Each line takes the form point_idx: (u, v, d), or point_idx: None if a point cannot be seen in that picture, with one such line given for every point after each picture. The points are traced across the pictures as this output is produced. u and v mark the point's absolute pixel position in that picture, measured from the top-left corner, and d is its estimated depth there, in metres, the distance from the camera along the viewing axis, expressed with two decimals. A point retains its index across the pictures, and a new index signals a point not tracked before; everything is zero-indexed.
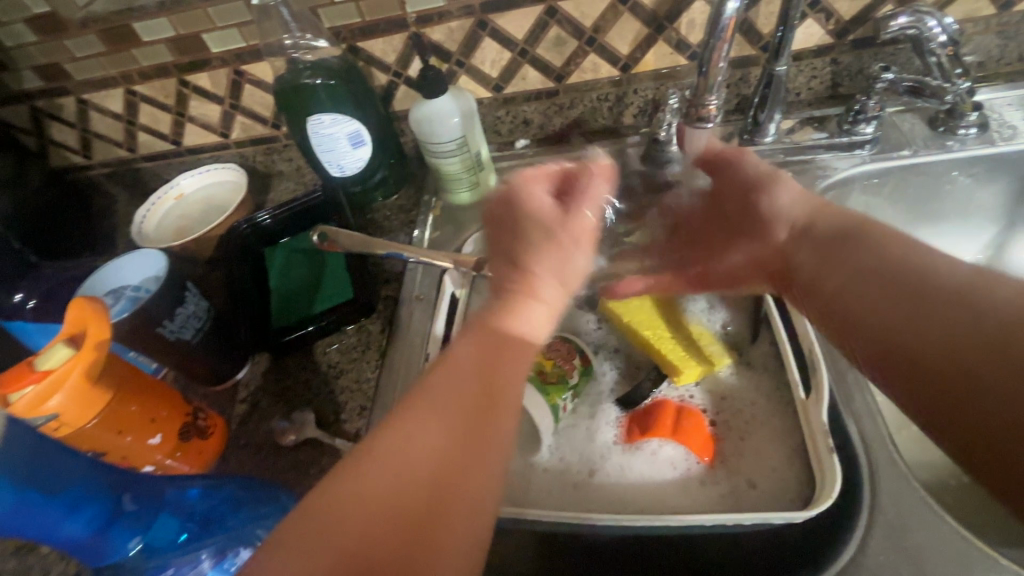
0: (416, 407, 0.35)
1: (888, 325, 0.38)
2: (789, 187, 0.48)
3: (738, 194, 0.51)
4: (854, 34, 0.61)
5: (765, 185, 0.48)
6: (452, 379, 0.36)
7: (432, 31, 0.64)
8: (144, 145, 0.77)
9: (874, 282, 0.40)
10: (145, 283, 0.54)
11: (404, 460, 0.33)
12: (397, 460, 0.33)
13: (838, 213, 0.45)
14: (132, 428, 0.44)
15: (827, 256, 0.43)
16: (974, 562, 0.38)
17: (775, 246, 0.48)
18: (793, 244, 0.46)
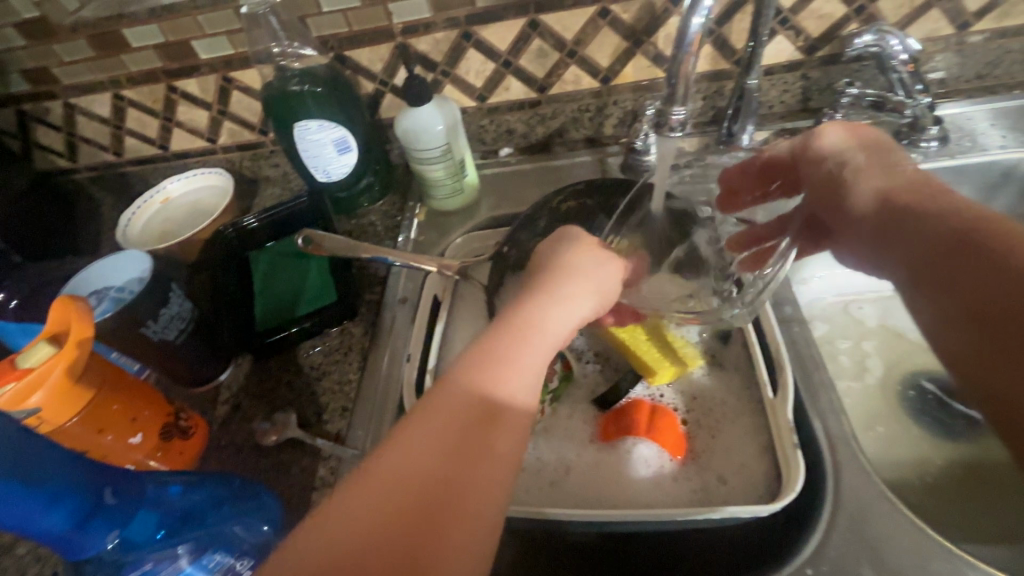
0: (399, 447, 0.32)
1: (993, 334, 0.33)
2: (869, 181, 0.44)
3: (818, 186, 0.48)
4: (822, 50, 0.64)
5: (845, 177, 0.46)
6: (441, 412, 0.34)
7: (418, 41, 0.65)
8: (131, 149, 0.78)
9: (959, 294, 0.35)
10: (129, 283, 0.54)
11: (379, 505, 0.30)
12: (371, 508, 0.30)
13: (936, 206, 0.40)
14: (113, 427, 0.44)
15: (915, 263, 0.39)
16: (931, 551, 0.40)
17: (870, 247, 0.43)
18: (884, 248, 0.42)
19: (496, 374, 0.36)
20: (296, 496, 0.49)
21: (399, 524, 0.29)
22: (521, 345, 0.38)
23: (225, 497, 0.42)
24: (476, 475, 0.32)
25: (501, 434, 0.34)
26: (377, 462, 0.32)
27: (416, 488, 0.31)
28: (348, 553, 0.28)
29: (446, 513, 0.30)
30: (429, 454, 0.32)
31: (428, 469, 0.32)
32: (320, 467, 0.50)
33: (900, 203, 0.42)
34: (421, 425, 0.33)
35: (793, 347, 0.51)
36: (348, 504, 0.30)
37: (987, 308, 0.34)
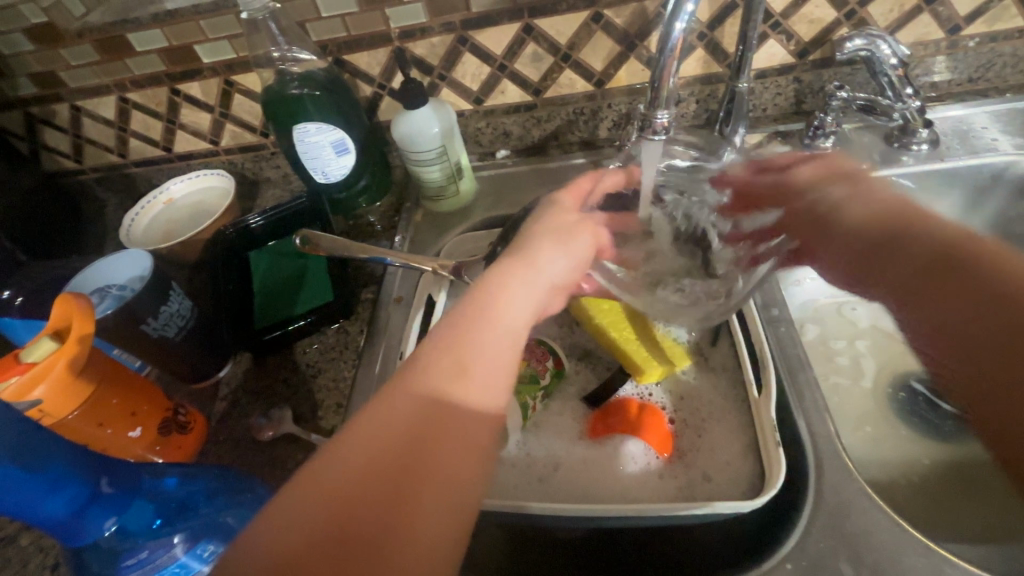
0: (379, 408, 0.36)
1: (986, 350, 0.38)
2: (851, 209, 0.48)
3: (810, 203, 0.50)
4: (814, 54, 0.65)
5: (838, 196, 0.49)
6: (416, 377, 0.37)
7: (414, 46, 0.67)
8: (135, 151, 0.79)
9: (957, 309, 0.40)
10: (130, 282, 0.56)
11: (355, 467, 0.33)
12: (348, 468, 0.33)
13: (921, 233, 0.43)
14: (112, 421, 0.46)
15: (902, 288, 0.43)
16: (908, 547, 0.40)
17: (854, 273, 0.47)
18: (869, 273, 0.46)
19: (467, 352, 0.38)
20: None
21: (369, 483, 0.33)
22: (494, 320, 0.40)
23: (220, 489, 0.43)
24: (445, 443, 0.35)
25: (466, 407, 0.37)
26: (354, 431, 0.35)
27: (389, 452, 0.34)
28: (324, 506, 0.32)
29: (415, 475, 0.33)
30: (400, 422, 0.35)
31: (397, 436, 0.34)
32: None
33: (880, 224, 0.45)
34: (396, 398, 0.36)
35: (779, 347, 0.52)
36: (328, 464, 0.33)
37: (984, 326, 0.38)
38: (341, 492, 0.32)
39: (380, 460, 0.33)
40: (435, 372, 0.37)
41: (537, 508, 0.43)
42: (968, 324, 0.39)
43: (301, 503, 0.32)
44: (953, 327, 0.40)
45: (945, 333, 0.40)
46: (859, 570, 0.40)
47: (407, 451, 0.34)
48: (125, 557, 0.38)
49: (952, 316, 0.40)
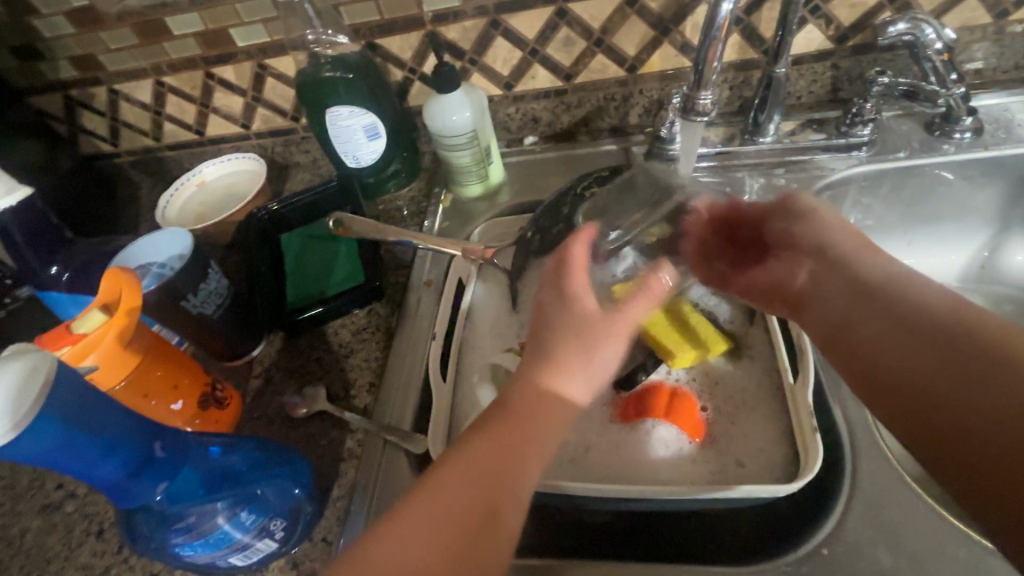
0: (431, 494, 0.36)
1: (922, 383, 0.35)
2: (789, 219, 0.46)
3: (767, 233, 0.48)
4: (854, 39, 0.64)
5: (800, 222, 0.46)
6: (466, 470, 0.37)
7: (447, 29, 0.67)
8: (170, 134, 0.81)
9: (910, 337, 0.37)
10: (169, 261, 0.57)
11: (417, 554, 0.34)
12: (411, 552, 0.34)
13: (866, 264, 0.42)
14: (156, 393, 0.47)
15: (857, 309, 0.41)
16: (947, 537, 0.40)
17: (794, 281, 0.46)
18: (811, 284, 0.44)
19: (534, 423, 0.39)
20: (327, 465, 0.51)
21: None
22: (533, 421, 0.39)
23: (261, 460, 0.44)
24: (500, 528, 0.36)
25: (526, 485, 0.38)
26: (416, 505, 0.36)
27: (452, 535, 0.35)
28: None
29: (474, 563, 0.34)
30: (468, 496, 0.36)
31: (460, 519, 0.35)
32: (348, 439, 0.52)
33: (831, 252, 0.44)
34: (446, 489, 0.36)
35: None
36: (389, 543, 0.34)
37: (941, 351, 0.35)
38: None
39: (446, 540, 0.35)
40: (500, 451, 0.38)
41: (583, 490, 0.43)
42: (906, 361, 0.37)
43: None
44: (894, 358, 0.38)
45: (885, 365, 0.38)
46: (897, 558, 0.40)
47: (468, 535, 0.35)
48: (174, 522, 0.40)
49: (886, 339, 0.38)
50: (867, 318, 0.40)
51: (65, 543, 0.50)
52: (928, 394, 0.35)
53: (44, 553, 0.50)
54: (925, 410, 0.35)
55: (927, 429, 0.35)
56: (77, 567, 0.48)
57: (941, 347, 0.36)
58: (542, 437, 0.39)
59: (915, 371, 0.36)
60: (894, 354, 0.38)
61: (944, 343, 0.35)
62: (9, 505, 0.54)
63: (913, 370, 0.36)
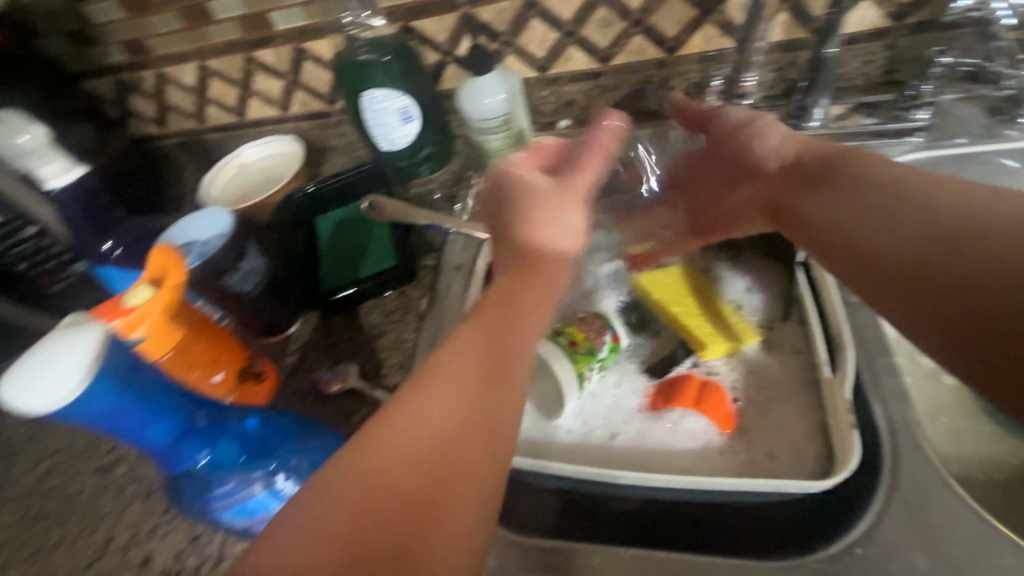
0: (431, 374, 0.34)
1: (908, 261, 0.35)
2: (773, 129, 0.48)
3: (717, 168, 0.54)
4: (914, 17, 0.59)
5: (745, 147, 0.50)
6: (464, 353, 0.35)
7: (482, 11, 0.66)
8: (212, 117, 0.83)
9: (884, 222, 0.37)
10: (212, 239, 0.57)
11: (426, 440, 0.31)
12: (432, 400, 0.33)
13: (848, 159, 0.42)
14: (200, 366, 0.49)
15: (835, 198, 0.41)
16: (991, 542, 0.39)
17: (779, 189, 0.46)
18: (782, 185, 0.46)
19: (522, 302, 0.39)
20: None
21: (410, 461, 0.30)
22: (521, 292, 0.40)
23: (297, 432, 0.46)
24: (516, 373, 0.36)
25: (528, 373, 0.36)
26: (419, 388, 0.33)
27: (451, 415, 0.32)
28: (417, 440, 0.31)
29: (468, 440, 0.32)
30: (466, 375, 0.34)
31: (462, 401, 0.33)
32: None
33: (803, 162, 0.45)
34: (442, 371, 0.34)
35: (856, 331, 0.50)
36: (411, 400, 0.33)
37: (936, 227, 0.34)
38: (408, 458, 0.31)
39: (446, 418, 0.32)
40: (494, 332, 0.37)
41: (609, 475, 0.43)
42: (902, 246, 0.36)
43: (388, 444, 0.31)
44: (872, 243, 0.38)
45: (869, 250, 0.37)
46: (935, 561, 0.38)
47: (476, 406, 0.33)
48: (216, 487, 0.42)
49: (875, 225, 0.38)
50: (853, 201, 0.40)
51: (116, 502, 0.53)
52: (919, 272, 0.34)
53: (98, 510, 0.53)
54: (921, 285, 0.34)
55: (924, 311, 0.34)
56: (127, 525, 0.52)
57: (921, 226, 0.35)
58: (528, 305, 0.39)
59: (904, 245, 0.36)
60: (885, 235, 0.37)
61: (924, 224, 0.35)
62: (66, 465, 0.58)
63: (892, 251, 0.36)
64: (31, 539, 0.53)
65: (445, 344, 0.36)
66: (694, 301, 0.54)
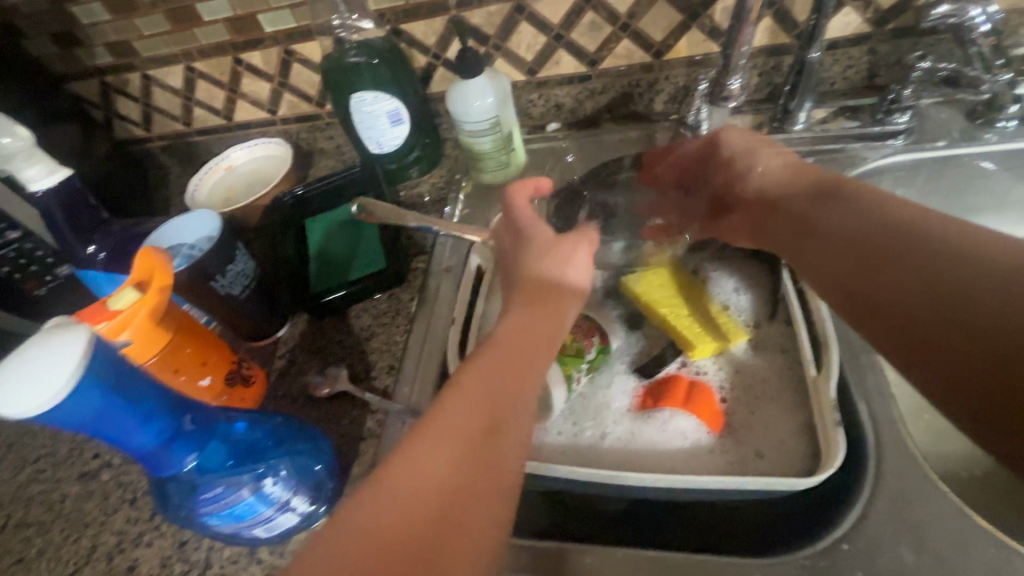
0: (438, 419, 0.36)
1: (911, 307, 0.37)
2: (770, 159, 0.52)
3: (717, 184, 0.57)
4: (894, 22, 0.61)
5: (746, 171, 0.53)
6: (469, 401, 0.37)
7: (471, 15, 0.66)
8: (199, 120, 0.83)
9: (889, 264, 0.39)
10: (199, 242, 0.57)
11: (432, 486, 0.33)
12: (441, 448, 0.34)
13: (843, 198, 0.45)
14: (187, 369, 0.49)
15: (836, 241, 0.43)
16: (973, 535, 0.39)
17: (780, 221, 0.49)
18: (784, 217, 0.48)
19: (529, 353, 0.41)
20: (347, 444, 0.52)
21: (416, 506, 0.32)
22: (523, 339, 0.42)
23: (286, 435, 0.46)
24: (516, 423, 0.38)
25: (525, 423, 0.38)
26: (428, 432, 0.35)
27: (457, 462, 0.34)
28: (425, 486, 0.33)
29: (472, 488, 0.34)
30: (472, 422, 0.36)
31: (469, 447, 0.35)
32: (369, 419, 0.53)
33: (794, 188, 0.49)
34: (449, 418, 0.36)
35: (841, 330, 0.50)
36: (421, 444, 0.34)
37: (936, 272, 0.36)
38: (413, 504, 0.32)
39: (450, 464, 0.34)
40: (497, 381, 0.39)
41: (598, 475, 0.44)
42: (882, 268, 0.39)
43: (396, 489, 0.32)
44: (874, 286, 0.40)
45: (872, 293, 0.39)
46: (920, 555, 0.39)
47: (478, 456, 0.35)
48: (203, 491, 0.42)
49: (875, 269, 0.40)
50: (858, 240, 0.42)
51: (101, 509, 0.53)
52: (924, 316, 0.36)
53: (82, 517, 0.52)
54: (926, 331, 0.36)
55: (906, 338, 0.37)
56: (112, 532, 0.51)
57: (923, 272, 0.37)
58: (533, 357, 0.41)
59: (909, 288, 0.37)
60: (886, 280, 0.39)
61: (926, 270, 0.37)
62: (49, 472, 0.57)
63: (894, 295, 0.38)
64: (11, 548, 0.52)
65: (453, 386, 0.38)
66: (682, 304, 0.54)
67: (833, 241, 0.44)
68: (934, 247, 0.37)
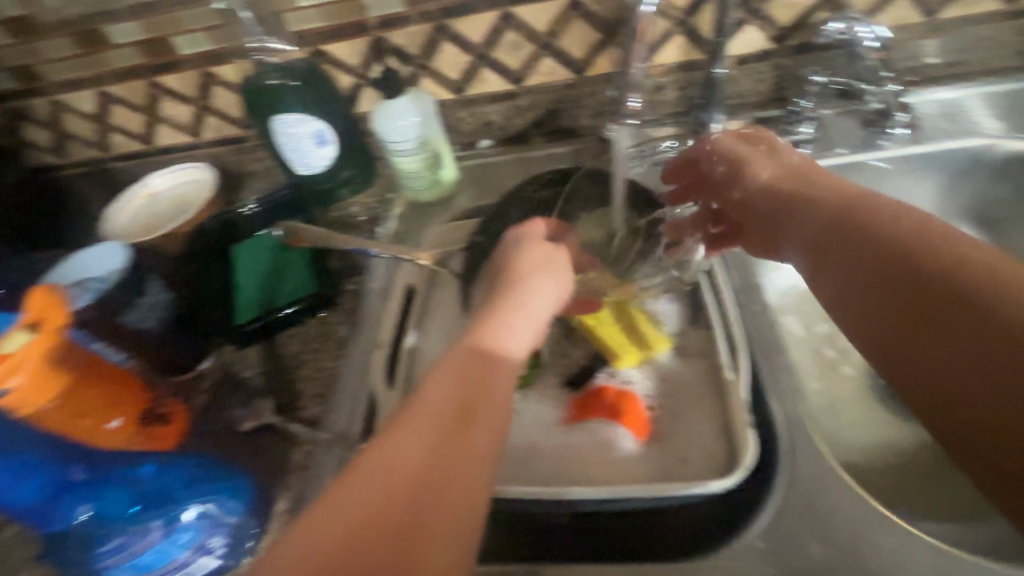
0: (410, 413, 0.36)
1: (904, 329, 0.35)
2: (762, 164, 0.48)
3: (715, 193, 0.52)
4: (793, 39, 0.65)
5: (737, 176, 0.49)
6: (440, 391, 0.37)
7: (393, 35, 0.66)
8: (117, 145, 0.79)
9: (878, 287, 0.37)
10: (108, 275, 0.54)
11: (403, 475, 0.32)
12: (412, 438, 0.34)
13: (822, 201, 0.42)
14: (91, 412, 0.46)
15: (820, 255, 0.41)
16: (876, 524, 0.42)
17: (769, 237, 0.46)
18: (773, 231, 0.46)
19: (490, 371, 0.39)
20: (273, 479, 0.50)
21: (388, 495, 0.32)
22: (481, 364, 0.39)
23: (198, 475, 0.46)
24: (494, 416, 0.37)
25: (502, 415, 0.37)
26: (402, 423, 0.35)
27: (424, 454, 0.34)
28: (397, 475, 0.32)
29: (443, 478, 0.33)
30: (443, 414, 0.35)
31: (441, 438, 0.34)
32: (295, 452, 0.51)
33: (786, 192, 0.45)
34: (420, 411, 0.36)
35: (756, 333, 0.53)
36: (391, 436, 0.34)
37: (933, 291, 0.34)
38: (383, 490, 0.32)
39: (419, 453, 0.33)
40: (472, 375, 0.38)
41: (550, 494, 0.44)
42: (873, 280, 0.37)
43: (366, 479, 0.32)
44: (859, 309, 0.38)
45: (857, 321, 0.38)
46: (827, 546, 0.41)
47: (449, 447, 0.34)
48: (103, 542, 0.43)
49: (861, 288, 0.38)
50: (846, 250, 0.39)
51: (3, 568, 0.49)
52: (916, 340, 0.34)
53: None
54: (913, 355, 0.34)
55: (898, 360, 0.35)
56: None
57: (913, 290, 0.35)
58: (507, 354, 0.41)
59: (898, 308, 0.35)
60: (869, 302, 0.37)
61: (927, 288, 0.34)
62: None
63: (884, 318, 0.36)
64: None
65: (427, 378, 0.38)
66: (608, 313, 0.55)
67: (818, 255, 0.41)
68: (925, 258, 0.35)
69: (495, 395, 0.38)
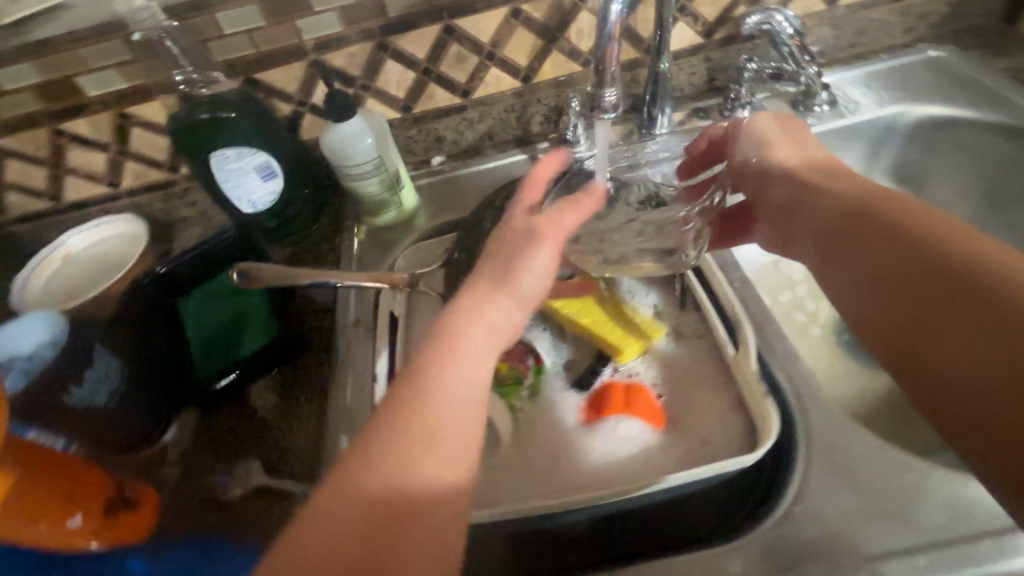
0: (376, 439, 0.35)
1: (901, 313, 0.37)
2: (785, 152, 0.53)
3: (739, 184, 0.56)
4: (719, 33, 0.70)
5: (764, 164, 0.53)
6: (406, 421, 0.36)
7: (332, 57, 0.64)
8: (15, 206, 0.69)
9: (888, 277, 0.39)
10: (39, 352, 0.45)
11: (368, 508, 0.33)
12: (378, 470, 0.34)
13: (841, 187, 0.46)
14: (47, 514, 0.41)
15: (836, 242, 0.43)
16: (894, 466, 0.44)
17: (785, 223, 0.50)
18: (789, 216, 0.49)
19: (459, 399, 0.37)
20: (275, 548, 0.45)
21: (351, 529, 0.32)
22: (452, 394, 0.37)
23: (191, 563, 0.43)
24: (462, 452, 0.36)
25: (470, 449, 0.36)
26: (368, 452, 0.35)
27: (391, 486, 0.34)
28: (365, 509, 0.33)
29: (409, 513, 0.33)
30: (410, 445, 0.35)
31: (407, 471, 0.34)
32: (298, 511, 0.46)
33: (809, 178, 0.49)
34: (384, 440, 0.35)
35: (745, 306, 0.54)
36: (358, 465, 0.34)
37: (933, 279, 0.36)
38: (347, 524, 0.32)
39: (384, 486, 0.34)
40: (444, 406, 0.37)
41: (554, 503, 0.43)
42: (881, 267, 0.39)
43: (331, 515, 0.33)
44: (866, 292, 0.40)
45: (861, 301, 0.40)
46: (858, 497, 0.42)
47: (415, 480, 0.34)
48: None
49: (871, 274, 0.40)
50: (858, 236, 0.42)
51: None
52: (911, 323, 0.36)
53: None
54: (908, 338, 0.36)
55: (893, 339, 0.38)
56: None
57: (920, 278, 0.37)
58: (474, 380, 0.38)
59: (900, 295, 0.38)
60: (877, 291, 0.39)
61: (937, 276, 0.36)
62: None
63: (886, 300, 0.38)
64: None
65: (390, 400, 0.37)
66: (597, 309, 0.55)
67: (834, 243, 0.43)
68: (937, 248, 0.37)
69: (463, 430, 0.36)
